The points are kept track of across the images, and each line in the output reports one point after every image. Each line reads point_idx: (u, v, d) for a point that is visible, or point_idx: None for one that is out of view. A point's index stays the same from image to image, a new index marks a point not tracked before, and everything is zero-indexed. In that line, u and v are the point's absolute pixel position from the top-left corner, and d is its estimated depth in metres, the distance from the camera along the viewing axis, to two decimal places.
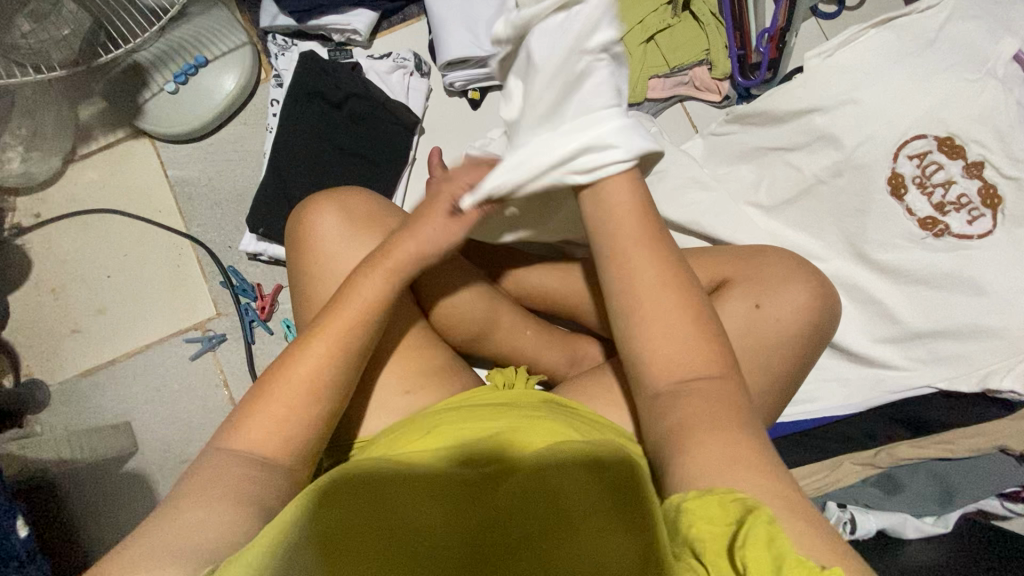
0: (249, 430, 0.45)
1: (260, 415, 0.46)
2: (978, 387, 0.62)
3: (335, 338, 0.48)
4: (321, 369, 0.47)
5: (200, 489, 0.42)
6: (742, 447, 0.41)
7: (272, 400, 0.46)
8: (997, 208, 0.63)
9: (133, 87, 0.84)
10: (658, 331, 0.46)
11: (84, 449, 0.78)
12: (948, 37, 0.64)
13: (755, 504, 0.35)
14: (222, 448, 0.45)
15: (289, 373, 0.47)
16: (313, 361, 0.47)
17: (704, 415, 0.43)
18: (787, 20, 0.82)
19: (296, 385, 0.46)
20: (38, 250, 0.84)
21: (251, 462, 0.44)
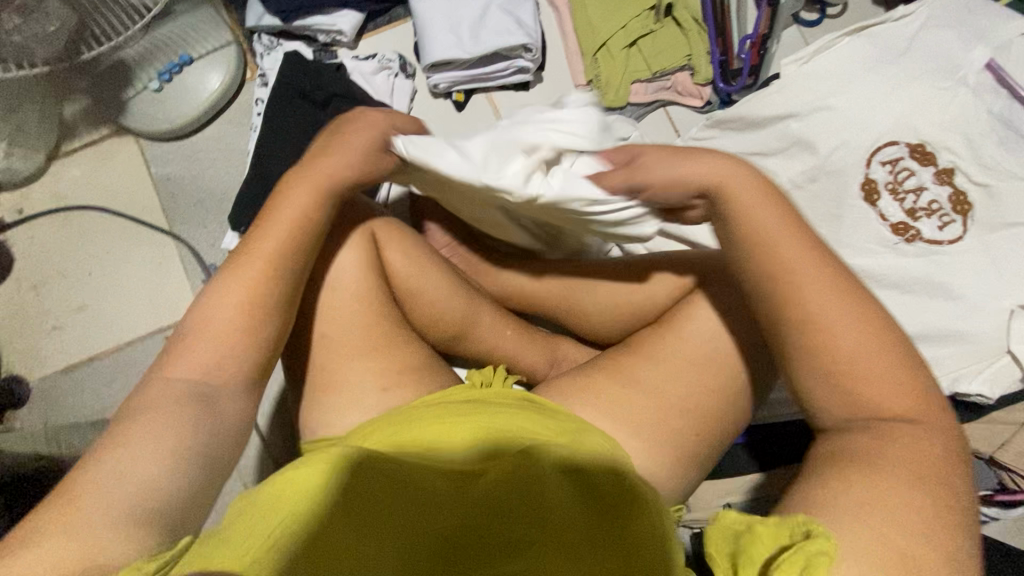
0: (187, 366, 0.47)
1: (196, 354, 0.47)
2: (948, 392, 0.62)
3: (267, 266, 0.50)
4: (251, 294, 0.49)
5: (128, 447, 0.42)
6: (914, 500, 0.37)
7: (209, 330, 0.48)
8: (967, 214, 0.64)
9: (118, 84, 0.84)
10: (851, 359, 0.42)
11: (63, 443, 0.76)
12: (922, 45, 0.65)
13: (814, 529, 0.36)
14: (155, 385, 0.46)
15: (226, 300, 0.49)
16: (248, 287, 0.49)
17: (895, 459, 0.39)
18: (768, 27, 0.83)
19: (228, 326, 0.48)
20: (20, 245, 0.84)
21: (180, 413, 0.44)
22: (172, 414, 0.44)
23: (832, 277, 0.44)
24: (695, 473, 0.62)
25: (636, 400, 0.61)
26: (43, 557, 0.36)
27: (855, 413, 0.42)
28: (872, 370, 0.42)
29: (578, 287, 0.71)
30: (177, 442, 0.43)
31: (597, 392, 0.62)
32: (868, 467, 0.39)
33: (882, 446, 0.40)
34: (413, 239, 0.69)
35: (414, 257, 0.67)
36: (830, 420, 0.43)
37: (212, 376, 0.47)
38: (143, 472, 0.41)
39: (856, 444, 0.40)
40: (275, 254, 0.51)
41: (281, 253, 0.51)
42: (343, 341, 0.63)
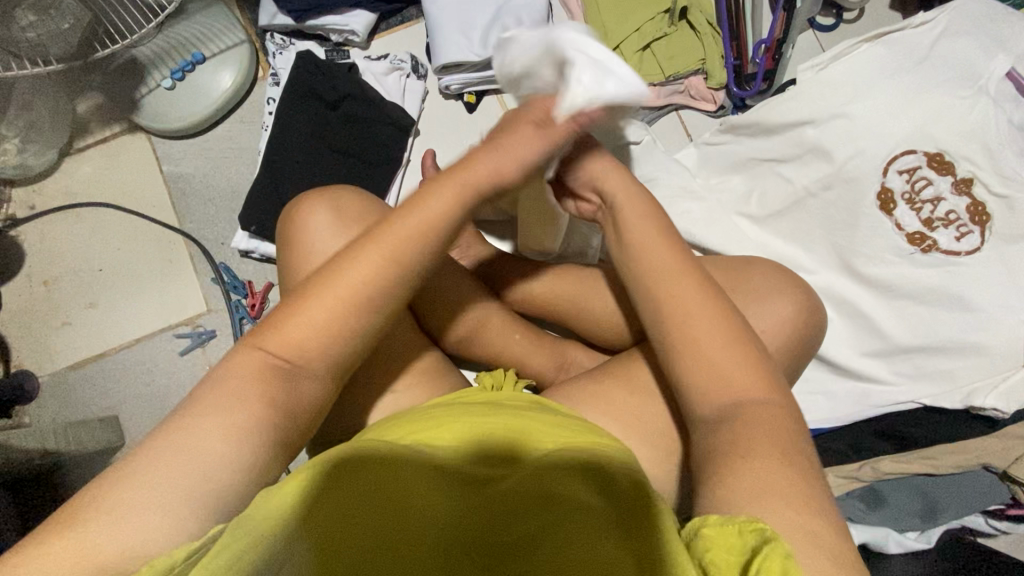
0: (277, 340, 0.44)
1: (285, 337, 0.44)
2: (962, 405, 0.62)
3: (386, 270, 0.45)
4: (358, 289, 0.45)
5: (181, 438, 0.40)
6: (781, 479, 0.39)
7: (306, 314, 0.44)
8: (985, 225, 0.63)
9: (131, 82, 0.84)
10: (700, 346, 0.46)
11: (71, 442, 0.76)
12: (941, 53, 0.64)
13: (773, 537, 0.35)
14: (235, 360, 0.44)
15: (339, 283, 0.45)
16: (367, 292, 0.45)
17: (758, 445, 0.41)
18: (783, 32, 0.82)
19: (325, 325, 0.44)
20: (32, 241, 0.85)
21: (235, 409, 0.42)
22: (226, 399, 0.42)
23: (707, 287, 0.49)
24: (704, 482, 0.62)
25: (646, 407, 0.61)
26: (77, 552, 0.35)
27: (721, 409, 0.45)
28: (740, 370, 0.45)
29: (587, 291, 0.71)
30: (232, 444, 0.40)
31: (606, 398, 0.62)
32: (737, 461, 0.41)
33: (751, 436, 0.42)
34: (422, 242, 0.69)
35: (424, 259, 0.68)
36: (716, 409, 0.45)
37: (301, 361, 0.44)
38: (201, 461, 0.39)
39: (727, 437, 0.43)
40: (392, 255, 0.45)
41: (402, 275, 0.46)
42: None
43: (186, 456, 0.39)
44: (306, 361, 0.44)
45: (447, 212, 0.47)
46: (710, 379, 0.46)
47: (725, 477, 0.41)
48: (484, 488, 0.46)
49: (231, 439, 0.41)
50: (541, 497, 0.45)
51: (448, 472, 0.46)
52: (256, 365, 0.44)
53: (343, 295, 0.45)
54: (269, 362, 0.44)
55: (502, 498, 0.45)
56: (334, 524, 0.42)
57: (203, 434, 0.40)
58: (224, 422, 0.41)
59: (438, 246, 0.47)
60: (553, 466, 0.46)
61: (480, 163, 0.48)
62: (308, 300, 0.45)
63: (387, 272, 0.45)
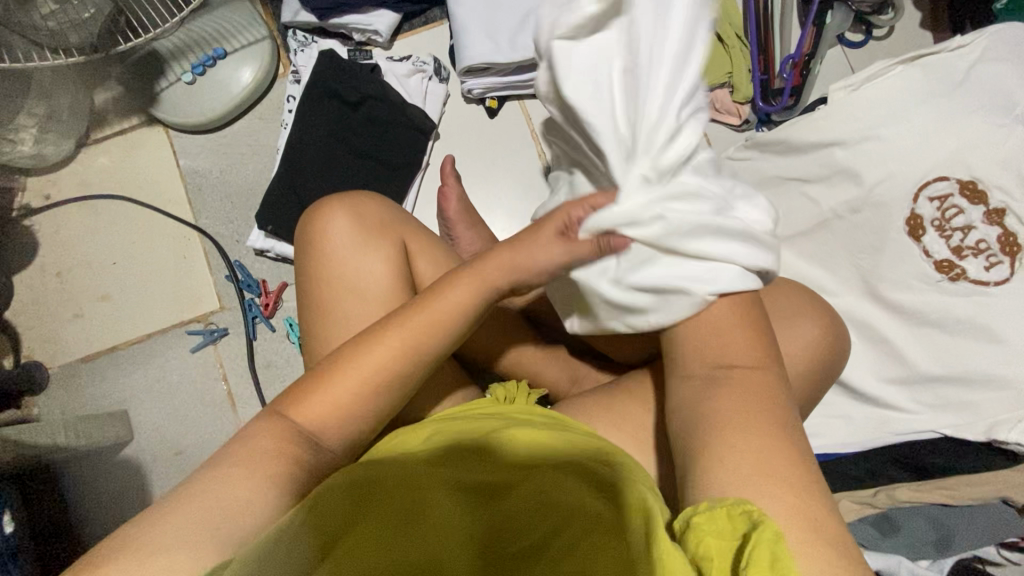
0: (297, 411, 0.46)
1: (309, 403, 0.46)
2: (984, 437, 0.61)
3: (403, 359, 0.48)
4: (382, 370, 0.47)
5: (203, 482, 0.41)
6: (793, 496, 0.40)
7: (338, 386, 0.47)
8: (1016, 256, 0.62)
9: (151, 75, 0.83)
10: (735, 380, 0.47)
11: (81, 437, 0.75)
12: (977, 79, 0.63)
13: (763, 520, 0.37)
14: (263, 418, 0.46)
15: (365, 359, 0.48)
16: (389, 360, 0.48)
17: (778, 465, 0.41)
18: (812, 48, 0.82)
19: (355, 388, 0.47)
20: (45, 231, 0.84)
21: (250, 454, 0.43)
22: (253, 440, 0.44)
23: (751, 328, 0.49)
24: None
25: (664, 426, 0.61)
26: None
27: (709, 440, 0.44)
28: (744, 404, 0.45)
29: None
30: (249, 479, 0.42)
31: (624, 415, 0.61)
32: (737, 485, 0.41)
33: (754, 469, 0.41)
34: (440, 249, 0.68)
35: (443, 268, 0.66)
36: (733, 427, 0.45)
37: (324, 436, 0.47)
38: (226, 495, 0.40)
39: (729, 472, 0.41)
40: (430, 321, 0.49)
41: (413, 364, 0.48)
42: None
43: (196, 499, 0.40)
44: (326, 436, 0.47)
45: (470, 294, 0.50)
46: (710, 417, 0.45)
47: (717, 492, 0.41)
48: (490, 505, 0.46)
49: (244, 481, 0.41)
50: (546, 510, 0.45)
51: (450, 486, 0.47)
52: (283, 428, 0.45)
53: (367, 377, 0.47)
54: (294, 430, 0.45)
55: (507, 514, 0.46)
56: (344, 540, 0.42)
57: (217, 482, 0.41)
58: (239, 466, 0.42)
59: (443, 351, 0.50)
60: (555, 481, 0.47)
61: (487, 269, 0.51)
62: (329, 381, 0.47)
63: (411, 347, 0.48)
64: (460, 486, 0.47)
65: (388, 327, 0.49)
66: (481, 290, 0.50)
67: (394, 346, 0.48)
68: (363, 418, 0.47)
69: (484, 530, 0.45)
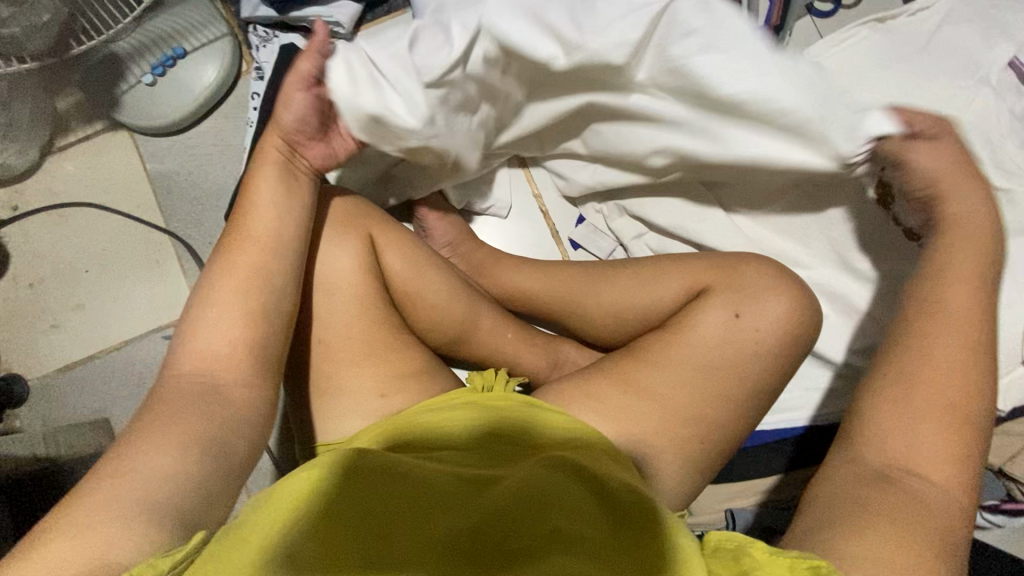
0: (194, 366, 0.50)
1: (201, 348, 0.50)
2: None
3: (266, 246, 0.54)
4: (257, 268, 0.53)
5: (145, 453, 0.44)
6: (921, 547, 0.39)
7: (220, 325, 0.51)
8: None
9: (111, 78, 0.82)
10: (929, 398, 0.46)
11: (61, 447, 0.77)
12: (941, 41, 0.63)
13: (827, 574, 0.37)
14: (170, 382, 0.50)
15: (230, 278, 0.52)
16: (250, 290, 0.52)
17: (891, 507, 0.42)
18: (781, 18, 0.80)
19: (232, 325, 0.51)
20: (16, 243, 0.83)
21: (180, 419, 0.46)
22: (181, 413, 0.47)
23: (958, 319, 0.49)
24: (699, 480, 0.62)
25: (639, 407, 0.60)
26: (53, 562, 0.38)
27: (889, 458, 0.45)
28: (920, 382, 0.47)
29: (582, 288, 0.70)
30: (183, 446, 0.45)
31: (599, 397, 0.62)
32: (879, 504, 0.42)
33: (891, 495, 0.42)
34: (408, 239, 0.68)
35: (413, 258, 0.66)
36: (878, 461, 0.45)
37: (208, 361, 0.50)
38: (160, 476, 0.43)
39: (880, 499, 0.42)
40: (269, 248, 0.54)
41: (274, 261, 0.54)
42: (342, 348, 0.62)
43: (137, 475, 0.43)
44: (222, 370, 0.50)
45: (275, 213, 0.55)
46: (864, 418, 0.47)
47: (842, 540, 0.40)
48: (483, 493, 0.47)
49: (182, 450, 0.45)
50: (540, 493, 0.46)
51: (447, 478, 0.48)
52: (189, 383, 0.49)
53: (245, 275, 0.53)
54: (196, 379, 0.49)
55: (499, 505, 0.45)
56: (339, 520, 0.43)
57: (152, 452, 0.44)
58: (171, 434, 0.45)
59: (291, 215, 0.56)
60: (543, 475, 0.48)
61: (257, 220, 0.54)
62: (209, 305, 0.51)
63: (268, 278, 0.53)
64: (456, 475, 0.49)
65: (222, 267, 0.53)
66: (264, 224, 0.54)
67: (248, 269, 0.53)
68: (254, 329, 0.52)
69: (478, 516, 0.45)
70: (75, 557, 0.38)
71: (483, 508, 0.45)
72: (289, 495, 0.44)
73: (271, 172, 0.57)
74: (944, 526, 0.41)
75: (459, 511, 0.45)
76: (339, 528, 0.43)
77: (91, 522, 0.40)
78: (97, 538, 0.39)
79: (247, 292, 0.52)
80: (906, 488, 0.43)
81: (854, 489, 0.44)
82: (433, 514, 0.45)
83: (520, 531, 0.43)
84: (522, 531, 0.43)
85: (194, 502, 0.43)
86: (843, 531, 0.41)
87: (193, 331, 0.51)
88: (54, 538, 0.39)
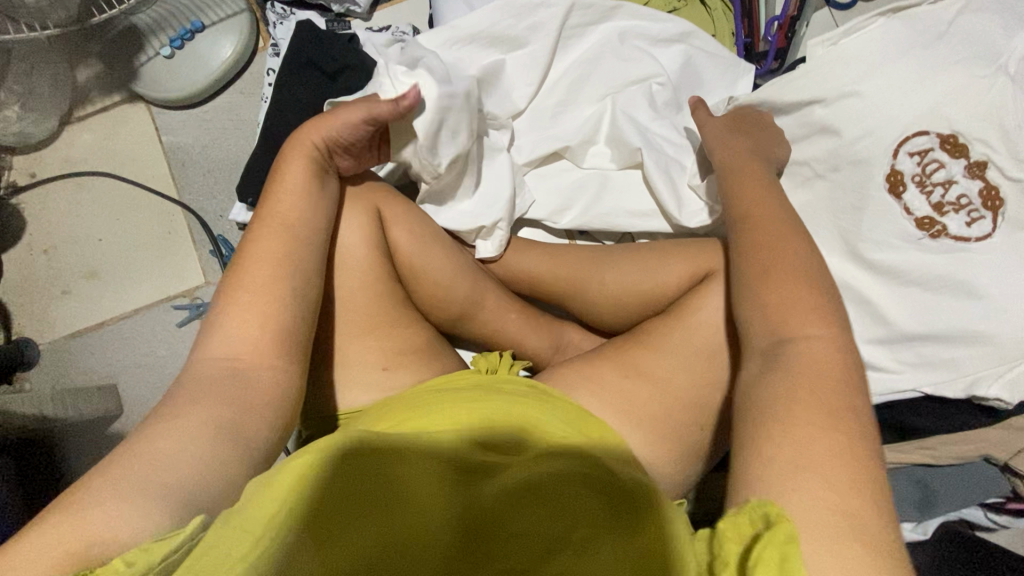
0: (219, 348, 0.50)
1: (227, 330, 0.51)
2: (965, 394, 0.61)
3: (290, 237, 0.55)
4: (280, 253, 0.54)
5: (163, 433, 0.44)
6: (821, 438, 0.38)
7: (242, 312, 0.51)
8: (998, 211, 0.60)
9: (131, 50, 0.83)
10: (769, 290, 0.47)
11: (71, 410, 0.77)
12: (959, 30, 0.62)
13: (778, 522, 0.35)
14: (192, 371, 0.50)
15: (254, 267, 0.53)
16: (270, 274, 0.53)
17: (785, 398, 0.41)
18: (798, 8, 0.79)
19: (255, 307, 0.51)
20: (32, 210, 0.85)
21: (203, 400, 0.47)
22: (202, 396, 0.47)
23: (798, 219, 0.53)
24: (698, 464, 0.61)
25: (640, 389, 0.60)
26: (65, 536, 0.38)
27: (771, 334, 0.45)
28: (775, 268, 0.48)
29: (586, 272, 0.70)
30: (203, 427, 0.45)
31: (598, 378, 0.62)
32: (774, 403, 0.41)
33: (778, 381, 0.42)
34: (416, 217, 0.68)
35: (420, 236, 0.67)
36: (758, 346, 0.46)
37: (228, 343, 0.50)
38: (176, 454, 0.43)
39: (770, 390, 0.42)
40: (289, 234, 0.55)
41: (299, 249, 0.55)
42: (347, 319, 0.63)
43: (152, 453, 0.43)
44: (248, 354, 0.50)
45: (303, 201, 0.57)
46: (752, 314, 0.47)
47: (752, 453, 0.39)
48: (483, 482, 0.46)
49: (199, 431, 0.45)
50: (539, 486, 0.45)
51: (446, 466, 0.47)
52: (217, 370, 0.49)
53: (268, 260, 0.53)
54: (223, 365, 0.49)
55: (500, 497, 0.44)
56: (337, 511, 0.42)
57: (168, 433, 0.44)
58: (190, 413, 0.46)
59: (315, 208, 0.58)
60: (541, 467, 0.47)
61: (284, 208, 0.56)
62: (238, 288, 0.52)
63: (288, 257, 0.54)
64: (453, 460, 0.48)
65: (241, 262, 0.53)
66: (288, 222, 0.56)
67: (274, 253, 0.54)
68: (277, 311, 0.52)
69: (476, 510, 0.44)
70: (85, 536, 0.38)
71: (481, 503, 0.44)
72: (281, 485, 0.42)
73: (301, 164, 0.59)
74: (850, 412, 0.40)
75: (455, 504, 0.44)
76: (335, 521, 0.42)
77: (105, 504, 0.39)
78: (109, 517, 0.39)
79: (270, 270, 0.53)
80: (788, 364, 0.43)
81: (755, 392, 0.43)
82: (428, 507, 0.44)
83: (518, 525, 0.43)
84: (520, 525, 0.43)
85: (206, 481, 0.43)
86: (756, 441, 0.40)
87: (221, 317, 0.51)
88: (65, 519, 0.39)
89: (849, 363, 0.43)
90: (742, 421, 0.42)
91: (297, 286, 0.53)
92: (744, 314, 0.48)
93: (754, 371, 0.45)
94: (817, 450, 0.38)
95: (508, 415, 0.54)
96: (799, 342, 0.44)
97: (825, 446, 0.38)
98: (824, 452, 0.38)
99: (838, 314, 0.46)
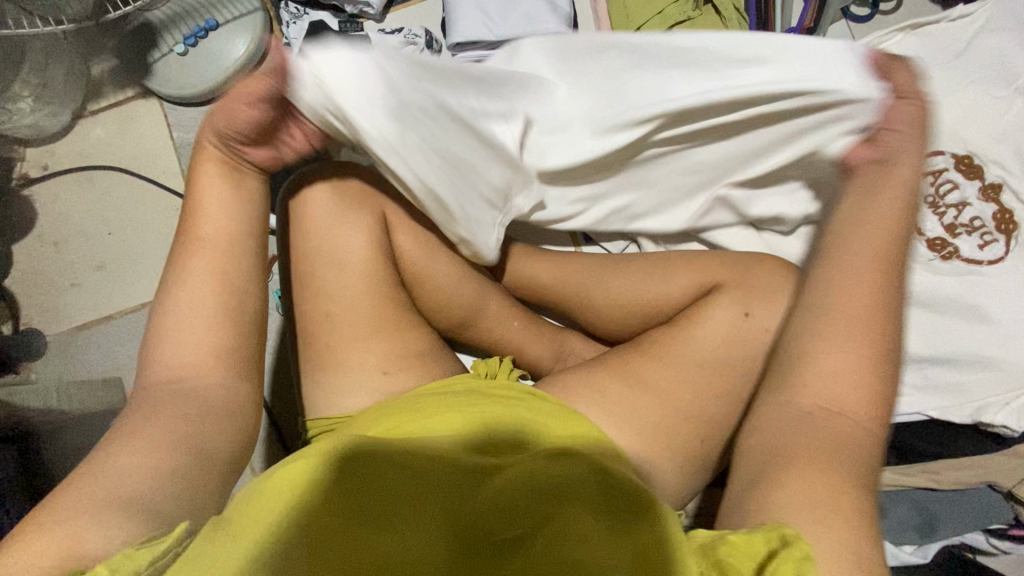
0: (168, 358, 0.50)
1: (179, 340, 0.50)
2: (971, 420, 0.59)
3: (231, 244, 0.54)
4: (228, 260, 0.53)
5: (119, 447, 0.45)
6: (833, 492, 0.40)
7: (189, 320, 0.51)
8: (1012, 234, 0.61)
9: (145, 46, 0.84)
10: (838, 333, 0.45)
11: (74, 402, 0.79)
12: (979, 49, 0.62)
13: (795, 541, 0.37)
14: (147, 383, 0.50)
15: (200, 274, 0.52)
16: (217, 279, 0.52)
17: (804, 445, 0.43)
18: (814, 20, 0.78)
19: (199, 316, 0.51)
20: (43, 201, 0.86)
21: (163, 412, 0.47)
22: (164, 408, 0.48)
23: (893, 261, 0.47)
24: (696, 479, 0.61)
25: (641, 402, 0.60)
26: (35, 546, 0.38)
27: (821, 396, 0.45)
28: (841, 316, 0.45)
29: (590, 282, 0.70)
30: (162, 438, 0.46)
31: (599, 389, 0.61)
32: (795, 445, 0.43)
33: (808, 431, 0.44)
34: (421, 222, 0.68)
35: (424, 241, 0.67)
36: (810, 395, 0.45)
37: (186, 354, 0.50)
38: (137, 466, 0.43)
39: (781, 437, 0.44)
40: (229, 243, 0.54)
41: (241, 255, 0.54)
42: (348, 321, 0.63)
43: (114, 467, 0.43)
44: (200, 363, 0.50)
45: (234, 209, 0.54)
46: (799, 356, 0.46)
47: (765, 496, 0.41)
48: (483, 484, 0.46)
49: (158, 443, 0.45)
50: (539, 485, 0.45)
51: (446, 467, 0.48)
52: (169, 383, 0.49)
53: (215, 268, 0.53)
54: (175, 378, 0.50)
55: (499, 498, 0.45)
56: (329, 514, 0.43)
57: (127, 446, 0.45)
58: (149, 427, 0.46)
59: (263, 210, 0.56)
60: (545, 464, 0.47)
61: (219, 219, 0.53)
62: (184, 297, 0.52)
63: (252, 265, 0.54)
64: (453, 461, 0.48)
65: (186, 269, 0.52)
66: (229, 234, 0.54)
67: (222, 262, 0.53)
68: (231, 320, 0.52)
69: (472, 512, 0.44)
70: (61, 549, 0.38)
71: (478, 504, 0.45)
72: (275, 500, 0.44)
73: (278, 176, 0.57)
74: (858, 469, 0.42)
75: (450, 506, 0.45)
76: (326, 524, 0.42)
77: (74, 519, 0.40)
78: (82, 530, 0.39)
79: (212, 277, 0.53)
80: (811, 412, 0.44)
81: (773, 435, 0.45)
82: (422, 510, 0.44)
83: (517, 525, 0.43)
84: (518, 526, 0.43)
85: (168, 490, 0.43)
86: (774, 482, 0.42)
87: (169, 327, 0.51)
88: (36, 541, 0.38)
89: (871, 427, 0.44)
90: (750, 467, 0.44)
91: (260, 285, 0.55)
92: (808, 351, 0.46)
93: (781, 411, 0.46)
94: (819, 491, 0.40)
95: (511, 421, 0.54)
96: (841, 391, 0.44)
97: (829, 491, 0.40)
98: (826, 493, 0.40)
99: (888, 373, 0.45)
